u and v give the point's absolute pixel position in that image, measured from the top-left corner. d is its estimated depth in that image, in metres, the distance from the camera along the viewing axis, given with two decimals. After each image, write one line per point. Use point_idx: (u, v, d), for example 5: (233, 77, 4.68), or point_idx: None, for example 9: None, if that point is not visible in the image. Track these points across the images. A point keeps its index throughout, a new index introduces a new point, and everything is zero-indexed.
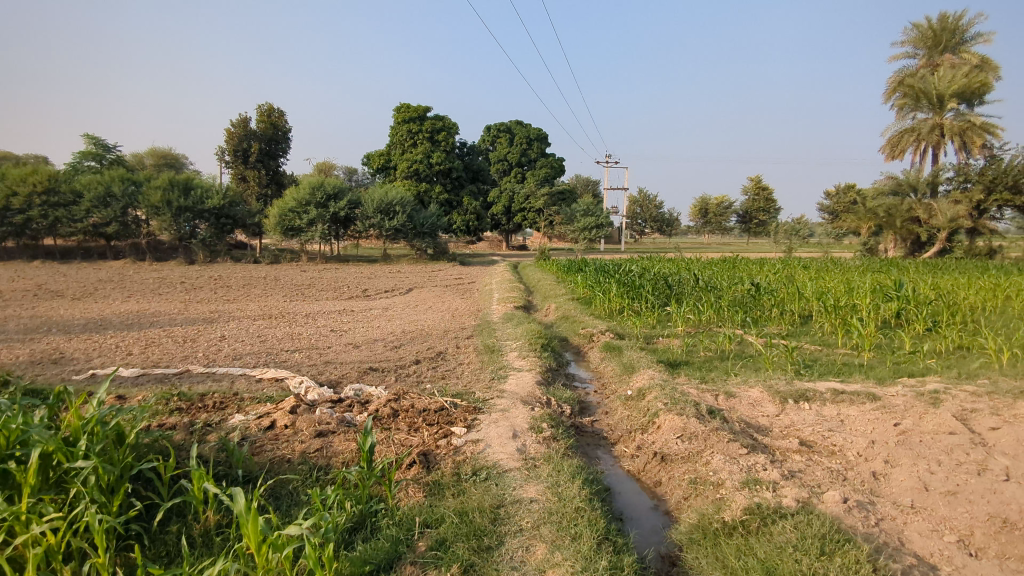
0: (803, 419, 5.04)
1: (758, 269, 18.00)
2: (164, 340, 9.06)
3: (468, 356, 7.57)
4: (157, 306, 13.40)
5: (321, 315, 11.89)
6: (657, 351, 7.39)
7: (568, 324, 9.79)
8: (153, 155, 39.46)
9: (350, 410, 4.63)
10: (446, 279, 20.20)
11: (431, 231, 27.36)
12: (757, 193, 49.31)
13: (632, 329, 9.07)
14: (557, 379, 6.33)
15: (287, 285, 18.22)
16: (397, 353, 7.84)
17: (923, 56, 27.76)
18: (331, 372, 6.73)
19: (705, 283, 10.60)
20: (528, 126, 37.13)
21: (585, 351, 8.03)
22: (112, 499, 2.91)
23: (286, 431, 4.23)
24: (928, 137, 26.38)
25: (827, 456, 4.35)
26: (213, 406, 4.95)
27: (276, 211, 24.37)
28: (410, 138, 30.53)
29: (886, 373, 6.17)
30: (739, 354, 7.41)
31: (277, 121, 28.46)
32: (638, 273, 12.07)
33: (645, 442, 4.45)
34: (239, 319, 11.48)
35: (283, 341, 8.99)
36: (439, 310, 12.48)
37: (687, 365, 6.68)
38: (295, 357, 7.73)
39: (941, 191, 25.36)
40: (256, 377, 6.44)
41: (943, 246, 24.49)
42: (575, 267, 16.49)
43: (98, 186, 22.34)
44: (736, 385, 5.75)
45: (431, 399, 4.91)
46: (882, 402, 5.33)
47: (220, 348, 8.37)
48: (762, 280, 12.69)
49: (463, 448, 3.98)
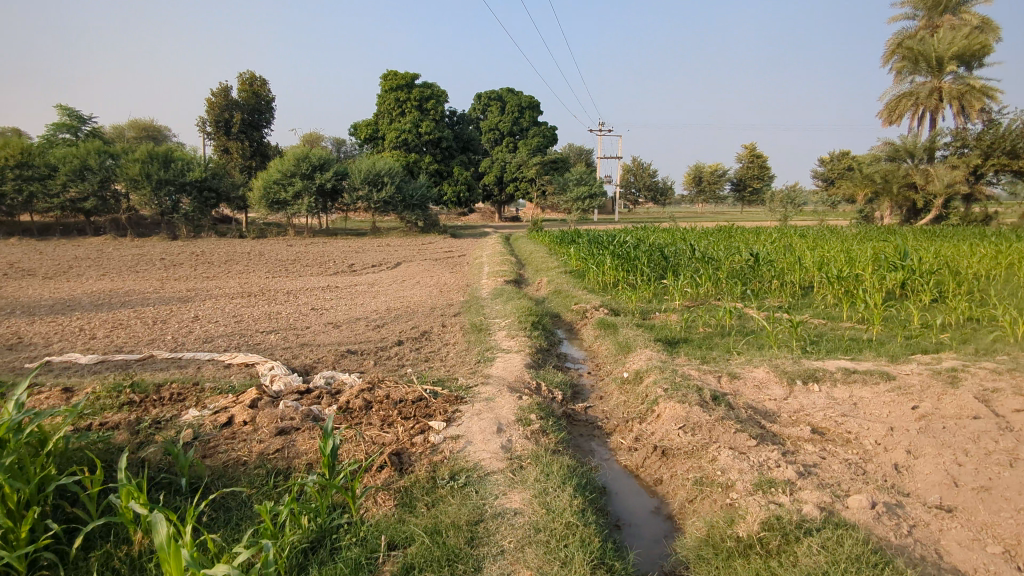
0: (813, 403, 4.64)
1: (756, 238, 17.55)
2: (133, 321, 8.57)
3: (455, 336, 7.12)
4: (133, 285, 12.87)
5: (303, 292, 11.39)
6: (654, 328, 6.97)
7: (561, 299, 9.35)
8: (134, 127, 38.41)
9: (319, 402, 4.20)
10: (436, 252, 19.65)
11: (420, 203, 26.66)
12: (752, 160, 48.68)
13: (628, 303, 8.63)
14: (548, 361, 5.90)
15: (272, 261, 17.66)
16: (379, 333, 7.39)
17: (923, 18, 26.92)
18: (305, 356, 6.27)
19: (703, 254, 10.15)
20: (519, 94, 36.09)
21: (578, 329, 7.62)
22: (22, 524, 2.49)
23: (244, 429, 3.80)
24: (927, 101, 25.75)
25: (842, 446, 3.96)
26: (170, 399, 4.51)
27: (260, 183, 23.54)
28: (398, 107, 29.62)
29: (899, 350, 5.75)
30: (741, 329, 7.00)
31: (260, 90, 27.44)
32: (633, 244, 11.60)
33: (643, 433, 4.04)
34: (217, 297, 10.97)
35: (261, 321, 8.54)
36: (426, 286, 12.00)
37: (686, 343, 6.26)
38: (269, 339, 7.26)
39: (939, 156, 24.87)
40: (224, 363, 5.98)
41: (939, 213, 24.12)
42: (570, 239, 15.98)
43: (74, 159, 21.50)
44: (739, 365, 5.34)
45: (409, 388, 4.47)
46: (897, 381, 4.92)
47: (191, 330, 7.91)
48: (762, 250, 12.25)
49: (441, 446, 3.55)
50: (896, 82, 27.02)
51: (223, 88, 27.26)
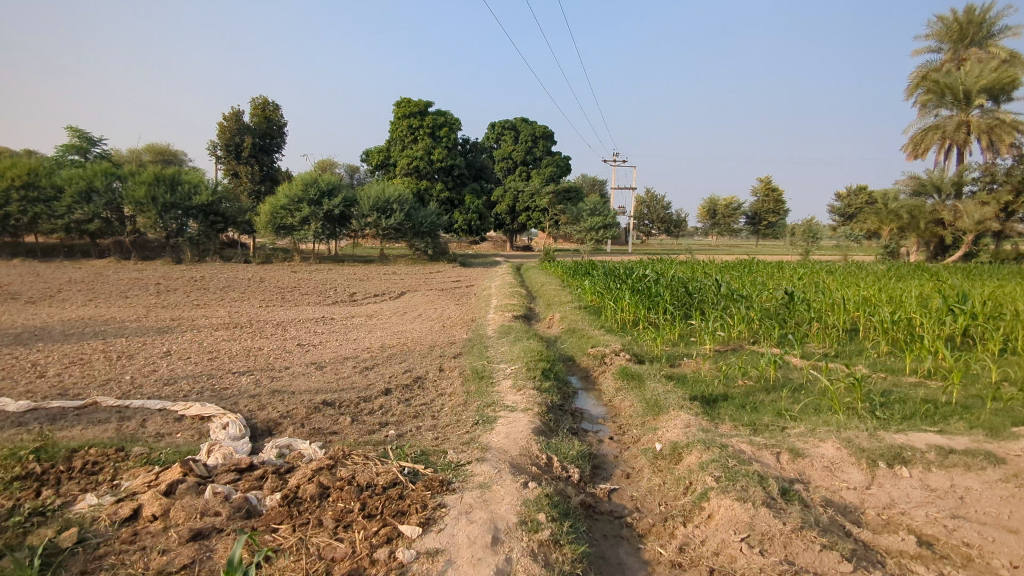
0: (906, 496, 3.55)
1: (780, 273, 16.47)
2: (96, 356, 7.68)
3: (453, 384, 6.11)
4: (117, 312, 12.06)
5: (294, 324, 10.48)
6: (686, 381, 5.91)
7: (576, 340, 8.32)
8: (151, 151, 38.60)
9: (261, 485, 3.21)
10: (443, 282, 18.69)
11: (430, 231, 25.83)
12: (767, 194, 47.76)
13: (652, 346, 7.59)
14: (561, 423, 4.83)
15: (270, 288, 16.81)
16: (366, 378, 6.41)
17: (948, 51, 26.15)
18: (274, 408, 5.29)
19: (732, 292, 9.12)
20: (533, 123, 35.52)
21: (595, 378, 6.59)
22: None
23: (150, 529, 2.81)
24: (953, 135, 24.74)
25: (967, 570, 2.88)
26: (79, 473, 3.55)
27: (267, 209, 22.86)
28: (410, 134, 29.14)
29: (999, 422, 4.59)
30: (789, 384, 5.92)
31: (271, 115, 27.13)
32: (654, 277, 10.62)
33: (690, 543, 2.98)
34: (199, 329, 10.07)
35: (238, 359, 7.62)
36: (428, 319, 11.07)
37: (728, 403, 5.19)
38: (239, 383, 6.30)
39: (967, 192, 23.73)
40: (175, 417, 5.00)
41: (969, 250, 22.79)
42: (583, 271, 15.06)
43: (80, 181, 20.99)
44: (802, 438, 4.25)
45: (379, 466, 3.45)
46: (1012, 467, 3.79)
47: (156, 369, 7.00)
48: (795, 287, 11.21)
49: (411, 568, 2.54)
50: (920, 116, 26.16)
51: (235, 113, 26.97)
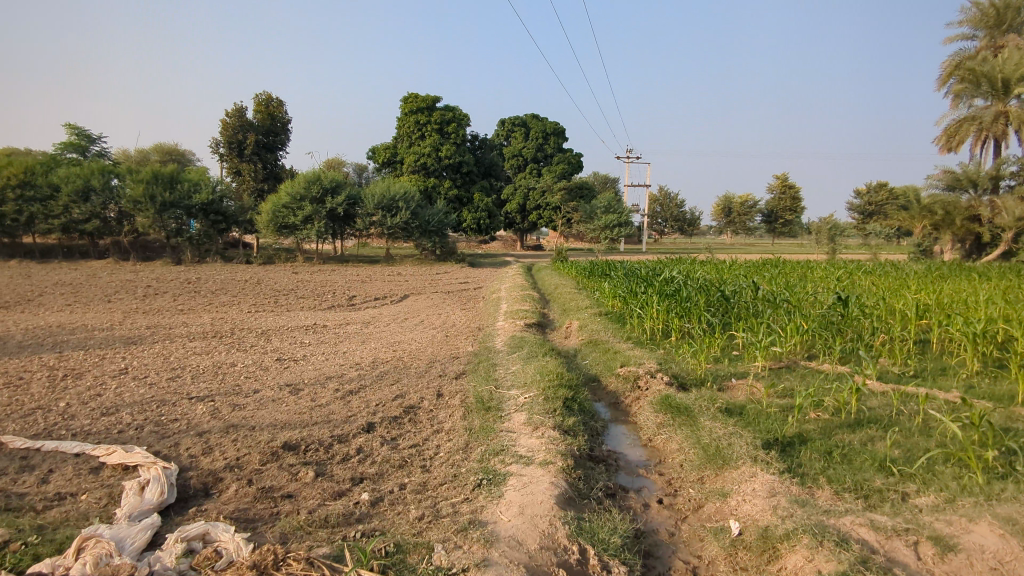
0: None
1: (812, 275, 15.09)
2: (38, 375, 6.57)
3: (453, 417, 4.91)
4: (92, 319, 11.00)
5: (280, 334, 9.34)
6: (747, 416, 4.64)
7: (600, 355, 7.12)
8: (158, 151, 38.06)
9: None
10: (449, 284, 17.49)
11: (437, 229, 24.59)
12: (784, 192, 46.27)
13: (694, 364, 6.34)
14: (593, 482, 3.60)
15: (265, 291, 15.70)
16: (348, 407, 5.23)
17: (983, 38, 24.53)
18: (222, 453, 4.11)
19: (775, 298, 7.87)
20: (544, 120, 34.27)
21: (627, 408, 5.36)
22: None
23: None
24: (991, 127, 22.98)
25: None
26: None
27: (268, 207, 21.76)
28: (418, 130, 27.92)
29: None
30: (878, 420, 4.62)
31: (276, 112, 26.15)
32: (682, 279, 9.38)
33: None
34: (173, 339, 8.95)
35: (204, 379, 6.47)
36: (430, 328, 9.86)
37: (809, 450, 3.94)
38: (193, 414, 5.13)
39: (1005, 187, 22.04)
40: (89, 468, 3.83)
41: (1006, 248, 20.59)
42: (600, 273, 13.82)
43: (76, 180, 19.94)
44: (945, 518, 2.94)
45: None
46: None
47: (100, 393, 5.86)
48: (836, 292, 9.89)
49: None
50: (953, 107, 24.53)
51: (238, 108, 26.06)
